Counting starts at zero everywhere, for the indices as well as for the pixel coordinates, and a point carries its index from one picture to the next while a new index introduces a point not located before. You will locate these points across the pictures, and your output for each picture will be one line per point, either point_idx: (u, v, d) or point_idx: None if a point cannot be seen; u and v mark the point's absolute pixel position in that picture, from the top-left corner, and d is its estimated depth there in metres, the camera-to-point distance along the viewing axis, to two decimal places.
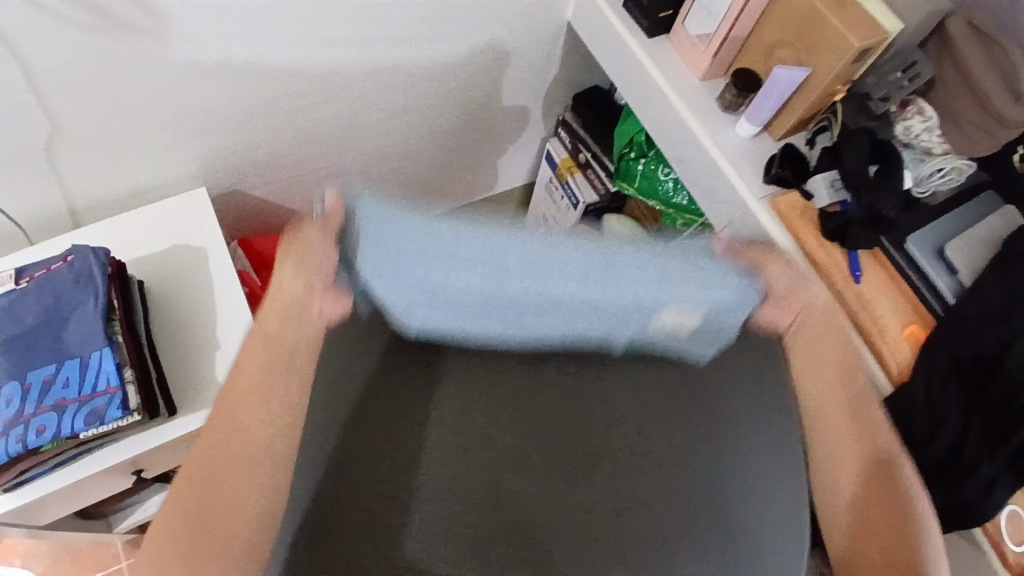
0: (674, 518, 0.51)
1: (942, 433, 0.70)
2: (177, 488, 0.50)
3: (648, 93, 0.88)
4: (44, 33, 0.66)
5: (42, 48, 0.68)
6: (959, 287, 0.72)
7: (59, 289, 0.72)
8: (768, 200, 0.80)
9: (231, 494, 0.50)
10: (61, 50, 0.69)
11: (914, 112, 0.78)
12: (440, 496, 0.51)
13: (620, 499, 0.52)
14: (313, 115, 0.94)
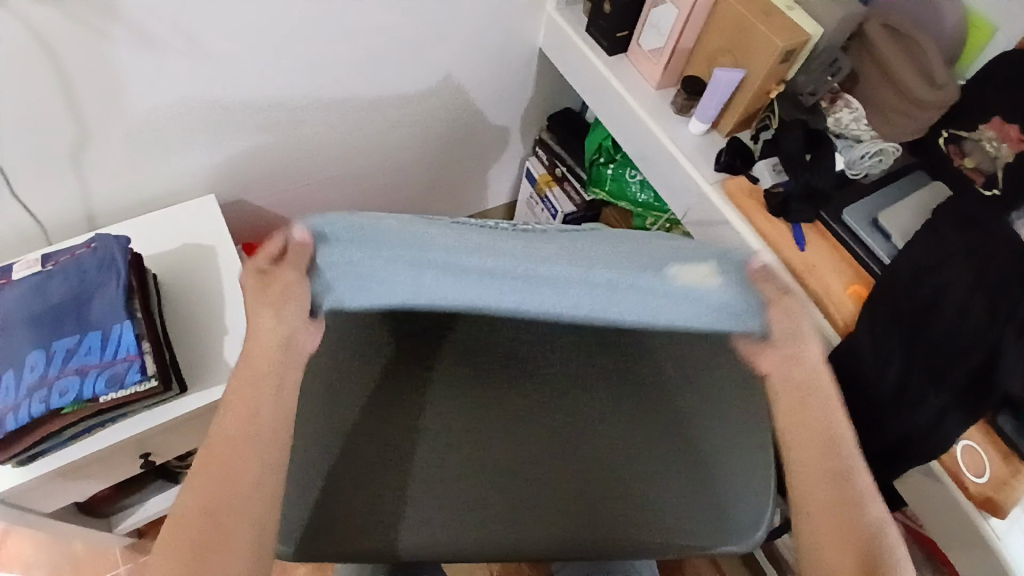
0: (664, 457, 0.69)
1: (888, 376, 0.77)
2: (194, 488, 0.52)
3: (611, 102, 1.01)
4: (84, 49, 0.77)
5: (82, 62, 0.78)
6: (891, 249, 0.82)
7: (85, 273, 0.79)
8: (718, 184, 0.91)
9: (235, 511, 0.52)
10: (99, 65, 0.79)
11: (843, 105, 0.91)
12: (479, 452, 0.69)
13: (614, 437, 0.70)
14: (315, 128, 1.04)
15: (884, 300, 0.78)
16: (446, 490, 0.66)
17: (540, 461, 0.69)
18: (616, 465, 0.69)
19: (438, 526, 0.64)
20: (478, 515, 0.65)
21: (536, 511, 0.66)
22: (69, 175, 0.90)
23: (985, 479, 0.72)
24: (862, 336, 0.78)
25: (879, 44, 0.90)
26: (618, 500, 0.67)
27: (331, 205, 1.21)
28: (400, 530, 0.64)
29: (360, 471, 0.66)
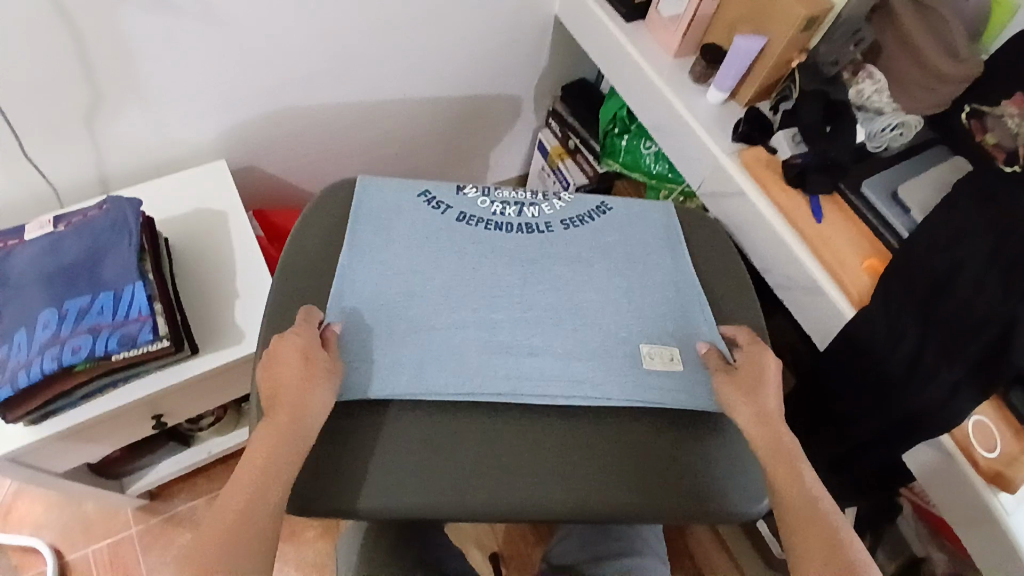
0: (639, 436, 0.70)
1: (900, 351, 0.76)
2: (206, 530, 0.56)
3: (627, 70, 0.99)
4: (96, 9, 0.76)
5: (93, 23, 0.77)
6: (910, 223, 0.80)
7: (97, 233, 0.79)
8: (735, 154, 0.90)
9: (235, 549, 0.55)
10: (111, 27, 0.78)
11: (865, 76, 0.88)
12: (450, 422, 0.68)
13: (588, 417, 0.70)
14: (326, 95, 1.03)
15: (898, 274, 0.76)
16: (412, 459, 0.66)
17: (508, 439, 0.68)
18: (588, 445, 0.69)
19: (399, 489, 0.65)
20: (444, 486, 0.65)
21: (503, 488, 0.66)
22: (81, 138, 0.89)
23: (995, 454, 0.72)
24: (876, 310, 0.77)
25: (903, 18, 0.87)
26: (589, 480, 0.67)
27: (341, 174, 1.20)
28: (362, 495, 0.64)
29: (339, 437, 0.66)
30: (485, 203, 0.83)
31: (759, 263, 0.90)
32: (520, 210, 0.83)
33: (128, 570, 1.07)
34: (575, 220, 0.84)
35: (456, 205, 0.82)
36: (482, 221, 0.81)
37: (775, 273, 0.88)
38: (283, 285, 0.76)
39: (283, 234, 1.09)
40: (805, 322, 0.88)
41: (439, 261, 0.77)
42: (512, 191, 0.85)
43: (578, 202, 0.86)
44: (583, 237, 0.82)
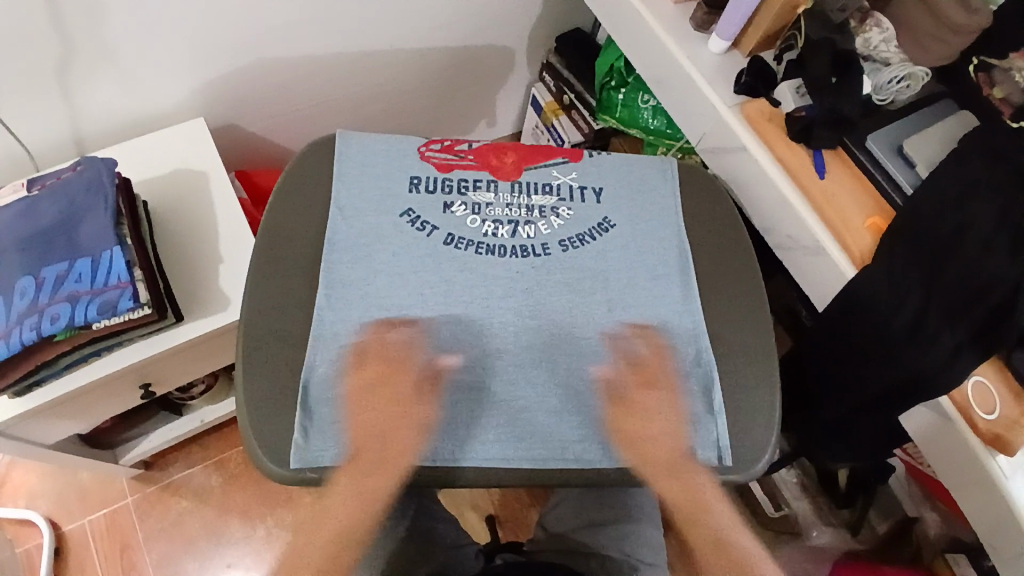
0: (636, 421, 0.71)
1: (902, 313, 0.74)
2: None
3: (626, 18, 0.94)
4: None
5: None
6: (915, 178, 0.78)
7: (73, 195, 0.76)
8: (738, 107, 0.86)
9: None
10: None
11: (872, 24, 0.84)
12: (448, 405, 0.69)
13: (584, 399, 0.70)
14: (307, 46, 0.98)
15: (902, 232, 0.74)
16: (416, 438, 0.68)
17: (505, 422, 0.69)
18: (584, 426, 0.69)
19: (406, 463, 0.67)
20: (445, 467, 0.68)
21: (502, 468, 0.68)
22: (52, 96, 0.84)
23: (995, 417, 0.70)
24: (879, 268, 0.75)
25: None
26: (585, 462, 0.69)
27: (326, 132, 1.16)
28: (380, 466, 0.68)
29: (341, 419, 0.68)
30: (475, 222, 0.77)
31: (760, 223, 0.88)
32: (515, 230, 0.78)
33: (127, 537, 1.08)
34: (576, 239, 0.78)
35: (442, 226, 0.77)
36: (472, 244, 0.76)
37: (776, 232, 0.86)
38: (253, 320, 0.72)
39: (267, 196, 1.06)
40: (804, 282, 0.86)
41: (431, 260, 0.75)
42: (506, 209, 0.79)
43: (579, 220, 0.80)
44: (582, 261, 0.77)
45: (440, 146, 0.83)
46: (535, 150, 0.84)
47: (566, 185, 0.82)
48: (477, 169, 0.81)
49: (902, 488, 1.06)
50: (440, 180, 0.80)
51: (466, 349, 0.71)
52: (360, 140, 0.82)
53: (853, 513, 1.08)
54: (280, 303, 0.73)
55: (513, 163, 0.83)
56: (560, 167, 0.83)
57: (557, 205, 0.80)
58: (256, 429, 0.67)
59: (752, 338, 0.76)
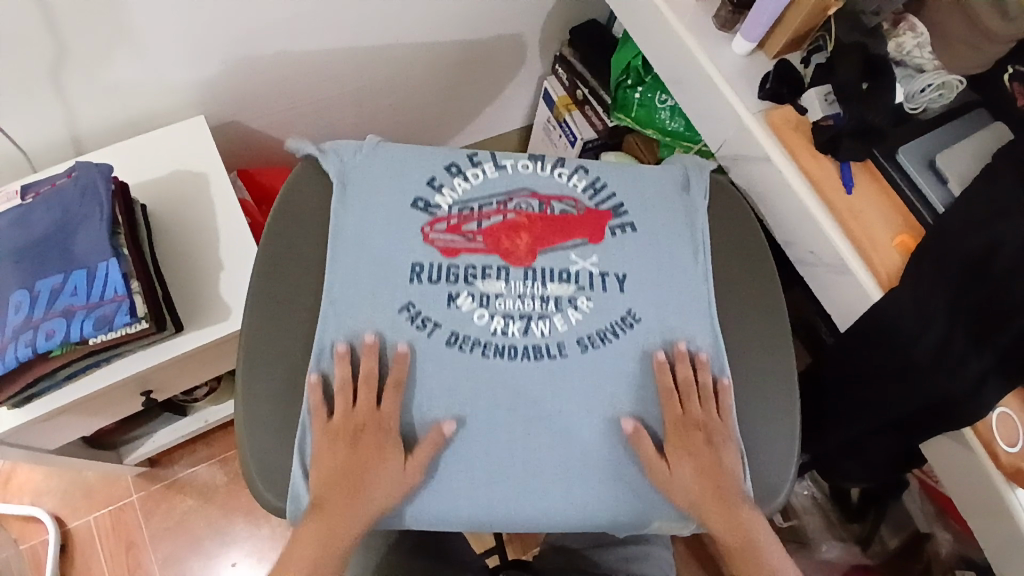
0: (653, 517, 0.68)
1: (928, 336, 0.70)
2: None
3: (644, 15, 0.88)
4: None
5: None
6: (947, 195, 0.74)
7: (67, 205, 0.73)
8: (762, 114, 0.81)
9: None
10: None
11: (906, 28, 0.78)
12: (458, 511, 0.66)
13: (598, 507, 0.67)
14: (312, 40, 0.93)
15: (930, 254, 0.70)
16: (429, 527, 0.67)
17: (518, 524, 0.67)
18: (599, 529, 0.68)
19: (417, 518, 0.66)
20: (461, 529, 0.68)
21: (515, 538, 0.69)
22: (45, 96, 0.81)
23: (1017, 450, 0.68)
24: (904, 291, 0.71)
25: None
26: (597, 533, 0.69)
27: (330, 127, 1.12)
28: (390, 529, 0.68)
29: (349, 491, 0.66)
30: (482, 318, 0.71)
31: (780, 236, 0.85)
32: (528, 326, 0.71)
33: (132, 535, 1.08)
34: (595, 338, 0.71)
35: (444, 322, 0.70)
36: (478, 345, 0.70)
37: (798, 246, 0.83)
38: (250, 348, 0.70)
39: (271, 197, 1.03)
40: (826, 298, 0.82)
41: (437, 362, 0.69)
42: (518, 301, 0.72)
43: (600, 312, 0.72)
44: (599, 364, 0.70)
45: (446, 224, 0.74)
46: (552, 227, 0.75)
47: (585, 271, 0.74)
48: (486, 253, 0.73)
49: (915, 504, 1.03)
50: (445, 267, 0.72)
51: (478, 460, 0.67)
52: (358, 214, 0.74)
53: (864, 528, 1.07)
54: (284, 321, 0.71)
55: (527, 245, 0.74)
56: (580, 249, 0.74)
57: (575, 296, 0.73)
58: (254, 450, 0.67)
59: (770, 362, 0.74)
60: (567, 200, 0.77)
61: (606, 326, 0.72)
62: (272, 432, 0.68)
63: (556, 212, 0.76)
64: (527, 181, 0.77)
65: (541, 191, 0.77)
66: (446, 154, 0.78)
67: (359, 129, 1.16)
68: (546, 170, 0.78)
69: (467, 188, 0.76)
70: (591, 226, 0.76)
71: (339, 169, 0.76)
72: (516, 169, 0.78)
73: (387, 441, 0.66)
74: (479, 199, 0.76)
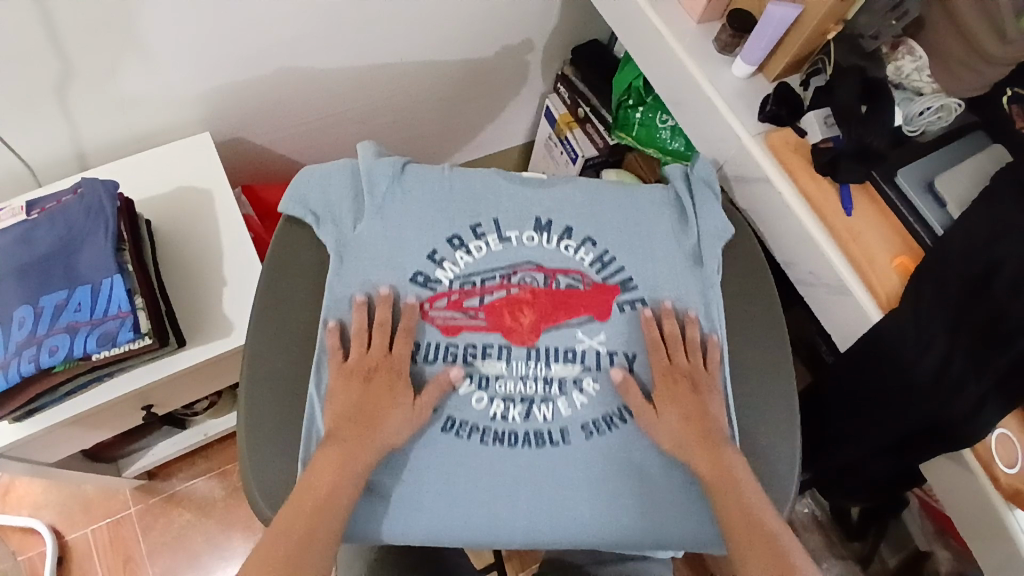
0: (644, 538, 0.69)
1: (928, 357, 0.71)
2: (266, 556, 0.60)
3: (646, 37, 0.89)
4: None
5: None
6: (946, 218, 0.74)
7: (72, 221, 0.74)
8: (762, 136, 0.82)
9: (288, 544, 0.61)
10: None
11: (905, 51, 0.79)
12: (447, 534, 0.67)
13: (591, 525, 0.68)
14: (316, 60, 0.95)
15: (930, 274, 0.71)
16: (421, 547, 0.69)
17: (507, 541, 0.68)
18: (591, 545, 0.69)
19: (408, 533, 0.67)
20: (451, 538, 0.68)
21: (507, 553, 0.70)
22: (53, 112, 0.82)
23: (1016, 471, 0.68)
24: (905, 312, 0.71)
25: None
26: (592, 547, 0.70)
27: (334, 144, 1.13)
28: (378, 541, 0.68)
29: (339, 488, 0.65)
30: (482, 402, 0.69)
31: (780, 256, 0.85)
32: (529, 410, 0.70)
33: (129, 549, 1.08)
34: (602, 423, 0.70)
35: (443, 407, 0.69)
36: (476, 430, 0.69)
37: (798, 266, 0.83)
38: (254, 375, 0.70)
39: (275, 212, 1.04)
40: (826, 317, 0.83)
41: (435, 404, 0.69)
42: (519, 383, 0.71)
43: (607, 397, 0.71)
44: (606, 452, 0.69)
45: (445, 300, 0.72)
46: (556, 304, 0.73)
47: (591, 351, 0.72)
48: (487, 330, 0.72)
49: (915, 523, 1.03)
50: (442, 346, 0.71)
51: (470, 486, 0.68)
52: (360, 270, 0.73)
53: (865, 546, 1.07)
54: (286, 339, 0.72)
55: (530, 323, 0.72)
56: (586, 327, 0.73)
57: (580, 376, 0.71)
58: (255, 467, 0.67)
59: (770, 383, 0.74)
60: (573, 273, 0.74)
61: (612, 411, 0.71)
62: (270, 452, 0.68)
63: (560, 286, 0.74)
64: (531, 255, 0.75)
65: (546, 263, 0.75)
66: (449, 223, 0.75)
67: (362, 146, 1.17)
68: (551, 242, 0.75)
69: (469, 261, 0.74)
70: (598, 302, 0.73)
71: (339, 233, 0.74)
72: (520, 240, 0.75)
73: (399, 385, 0.68)
74: (481, 272, 0.74)
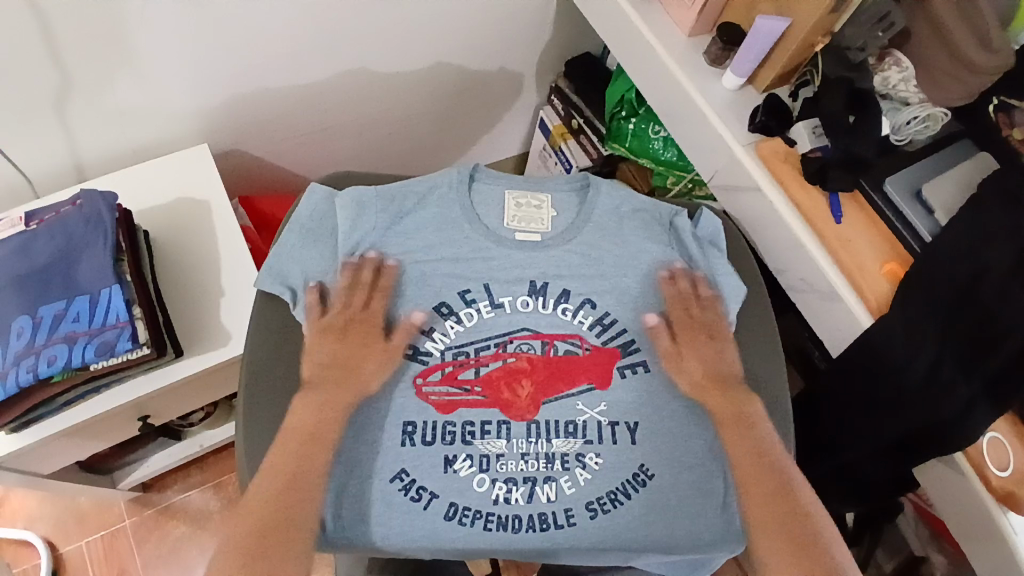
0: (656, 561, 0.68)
1: (919, 361, 0.72)
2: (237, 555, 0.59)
3: (638, 50, 0.91)
4: None
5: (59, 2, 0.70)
6: (933, 224, 0.75)
7: (71, 232, 0.74)
8: (752, 145, 0.84)
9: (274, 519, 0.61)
10: (77, 5, 0.72)
11: (891, 62, 0.82)
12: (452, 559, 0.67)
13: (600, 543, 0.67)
14: (313, 74, 0.96)
15: (919, 279, 0.72)
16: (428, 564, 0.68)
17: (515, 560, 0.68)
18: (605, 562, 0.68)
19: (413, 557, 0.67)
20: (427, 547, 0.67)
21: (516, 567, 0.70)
22: (53, 124, 0.83)
23: (1008, 473, 0.69)
24: (896, 318, 0.72)
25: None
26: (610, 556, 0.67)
27: (331, 157, 1.14)
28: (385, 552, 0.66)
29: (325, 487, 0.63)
30: (483, 484, 0.68)
31: (772, 265, 0.87)
32: (533, 489, 0.68)
33: (124, 562, 1.07)
34: (606, 501, 0.68)
35: (442, 492, 0.67)
36: (479, 516, 0.67)
37: (789, 274, 0.84)
38: (252, 394, 0.70)
39: (271, 223, 1.05)
40: (818, 324, 0.84)
41: (436, 452, 0.68)
42: (520, 463, 0.69)
43: (611, 470, 0.69)
44: (612, 530, 0.68)
45: (440, 374, 0.71)
46: (555, 375, 0.71)
47: (593, 422, 0.70)
48: (485, 406, 0.70)
49: (911, 529, 1.03)
50: (440, 425, 0.69)
51: (472, 527, 0.67)
52: (350, 342, 0.71)
53: (861, 553, 1.07)
54: (283, 351, 0.72)
55: (528, 396, 0.70)
56: (586, 397, 0.71)
57: (583, 451, 0.69)
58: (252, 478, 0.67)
59: (763, 390, 0.75)
60: (571, 338, 0.73)
61: (617, 487, 0.68)
62: (269, 461, 0.68)
63: (558, 353, 0.72)
64: (526, 322, 0.73)
65: (542, 330, 0.73)
66: (438, 292, 0.73)
67: (358, 158, 1.18)
68: (547, 307, 0.73)
69: (461, 330, 0.72)
70: (597, 370, 0.72)
71: (320, 316, 0.71)
72: (515, 307, 0.73)
73: (376, 332, 0.71)
74: (476, 342, 0.72)
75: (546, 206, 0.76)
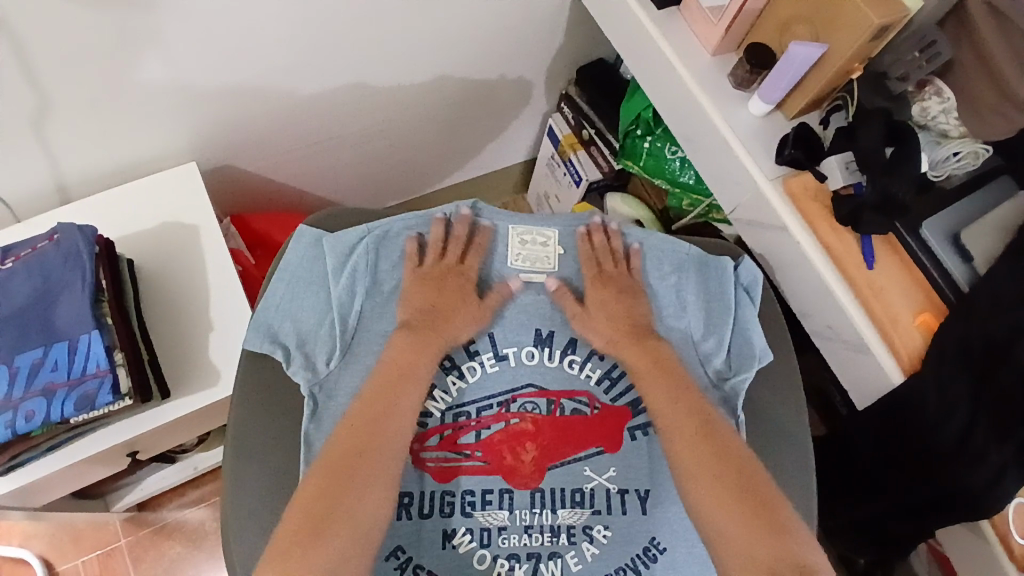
0: None
1: (951, 423, 0.67)
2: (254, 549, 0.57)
3: (657, 69, 0.84)
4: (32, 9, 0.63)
5: (30, 28, 0.65)
6: (972, 274, 0.70)
7: (48, 271, 0.70)
8: (780, 180, 0.77)
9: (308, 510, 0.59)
10: (51, 30, 0.66)
11: (932, 92, 0.74)
12: None
13: None
14: (308, 86, 0.90)
15: (953, 336, 0.67)
16: None
17: None
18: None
19: None
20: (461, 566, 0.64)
21: None
22: (30, 149, 0.78)
23: None
24: (928, 376, 0.67)
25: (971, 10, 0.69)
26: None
27: (329, 168, 1.08)
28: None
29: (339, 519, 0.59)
30: (484, 560, 0.65)
31: (795, 304, 0.81)
32: (537, 565, 0.65)
33: None
34: None
35: (441, 571, 0.64)
36: None
37: (815, 317, 0.79)
38: (240, 462, 0.67)
39: (265, 241, 1.00)
40: (841, 372, 0.79)
41: (435, 525, 0.65)
42: (523, 536, 0.66)
43: (620, 544, 0.66)
44: None
45: (438, 438, 0.67)
46: (560, 437, 0.68)
47: (601, 490, 0.67)
48: (486, 473, 0.67)
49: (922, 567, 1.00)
50: (438, 495, 0.66)
51: None
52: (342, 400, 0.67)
53: None
54: (271, 411, 0.68)
55: (532, 461, 0.67)
56: (593, 461, 0.68)
57: (590, 523, 0.66)
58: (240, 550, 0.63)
59: (782, 447, 0.71)
60: (579, 396, 0.70)
61: (626, 562, 0.65)
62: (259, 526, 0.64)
63: (565, 413, 0.69)
64: (531, 377, 0.70)
65: (549, 386, 0.70)
66: (437, 343, 0.70)
67: (358, 169, 1.12)
68: (553, 360, 0.70)
69: (462, 387, 0.69)
70: (606, 431, 0.69)
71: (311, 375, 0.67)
72: (520, 359, 0.70)
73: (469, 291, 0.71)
74: (478, 401, 0.69)
75: (551, 244, 0.74)
